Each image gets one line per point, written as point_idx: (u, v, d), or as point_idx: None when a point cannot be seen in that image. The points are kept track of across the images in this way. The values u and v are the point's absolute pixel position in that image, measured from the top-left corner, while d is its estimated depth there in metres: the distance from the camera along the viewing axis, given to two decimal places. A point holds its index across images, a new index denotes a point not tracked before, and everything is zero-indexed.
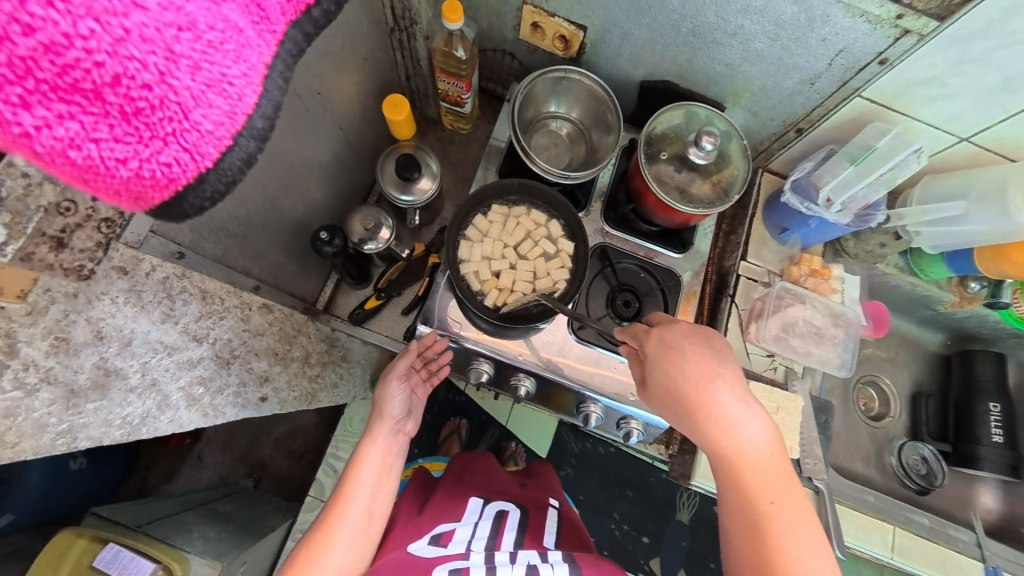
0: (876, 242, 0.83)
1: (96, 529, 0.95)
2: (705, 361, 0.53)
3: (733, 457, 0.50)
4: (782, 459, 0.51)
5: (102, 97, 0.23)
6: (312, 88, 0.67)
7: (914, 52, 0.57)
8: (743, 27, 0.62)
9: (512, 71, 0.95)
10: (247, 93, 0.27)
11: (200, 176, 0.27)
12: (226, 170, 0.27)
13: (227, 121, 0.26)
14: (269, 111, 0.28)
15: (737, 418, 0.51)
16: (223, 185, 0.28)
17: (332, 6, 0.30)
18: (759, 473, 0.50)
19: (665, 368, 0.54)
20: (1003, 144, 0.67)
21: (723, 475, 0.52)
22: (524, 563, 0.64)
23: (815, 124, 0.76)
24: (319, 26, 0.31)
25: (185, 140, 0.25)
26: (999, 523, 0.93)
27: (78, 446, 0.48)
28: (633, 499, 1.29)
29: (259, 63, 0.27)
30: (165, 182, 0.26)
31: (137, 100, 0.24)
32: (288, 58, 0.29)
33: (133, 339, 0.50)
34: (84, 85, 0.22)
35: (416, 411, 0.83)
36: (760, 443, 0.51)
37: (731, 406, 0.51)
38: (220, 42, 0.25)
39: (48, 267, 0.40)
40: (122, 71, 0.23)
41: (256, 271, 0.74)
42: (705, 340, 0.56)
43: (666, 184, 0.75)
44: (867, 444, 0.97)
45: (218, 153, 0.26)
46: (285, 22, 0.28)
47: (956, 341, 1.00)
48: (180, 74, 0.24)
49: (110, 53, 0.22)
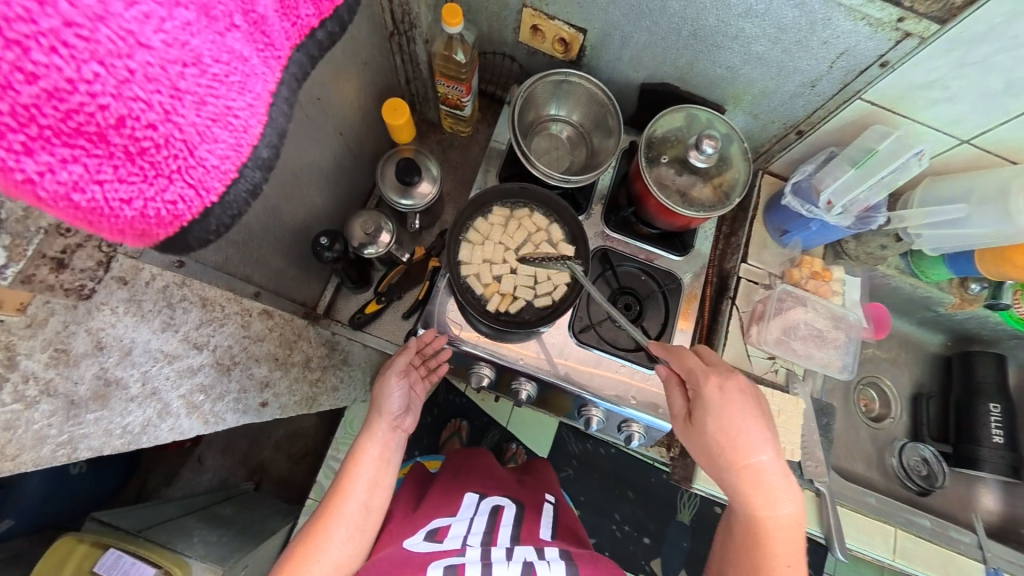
0: (877, 244, 0.82)
1: (97, 535, 0.94)
2: (760, 426, 0.59)
3: (761, 509, 0.57)
4: (802, 530, 0.58)
5: (106, 139, 0.23)
6: (312, 94, 0.67)
7: (915, 55, 0.57)
8: (744, 31, 0.62)
9: (511, 74, 0.95)
10: (252, 124, 0.27)
11: (204, 210, 0.27)
12: (231, 203, 0.28)
13: (232, 154, 0.27)
14: (274, 139, 0.29)
15: (778, 492, 0.57)
16: (226, 219, 0.29)
17: (335, 28, 0.32)
18: (781, 540, 0.57)
19: (719, 417, 0.60)
20: (1004, 147, 0.67)
21: (746, 518, 0.59)
22: (520, 560, 0.62)
23: (815, 127, 0.76)
24: (323, 48, 0.32)
25: (191, 176, 0.26)
26: (999, 524, 0.93)
27: (78, 457, 0.48)
28: (634, 500, 1.29)
29: (264, 92, 0.28)
30: (170, 219, 0.26)
31: (142, 140, 0.24)
32: (292, 81, 0.30)
33: (134, 348, 0.49)
34: (88, 128, 0.22)
35: (416, 407, 0.79)
36: (788, 506, 0.57)
37: (775, 480, 0.57)
38: (224, 74, 0.25)
39: (49, 287, 0.40)
40: (127, 113, 0.23)
41: (257, 277, 0.74)
42: (761, 403, 0.61)
43: (667, 187, 0.75)
44: (868, 445, 0.97)
45: (223, 186, 0.27)
46: (289, 47, 0.29)
47: (956, 342, 1.00)
48: (185, 111, 0.25)
49: (115, 96, 0.22)
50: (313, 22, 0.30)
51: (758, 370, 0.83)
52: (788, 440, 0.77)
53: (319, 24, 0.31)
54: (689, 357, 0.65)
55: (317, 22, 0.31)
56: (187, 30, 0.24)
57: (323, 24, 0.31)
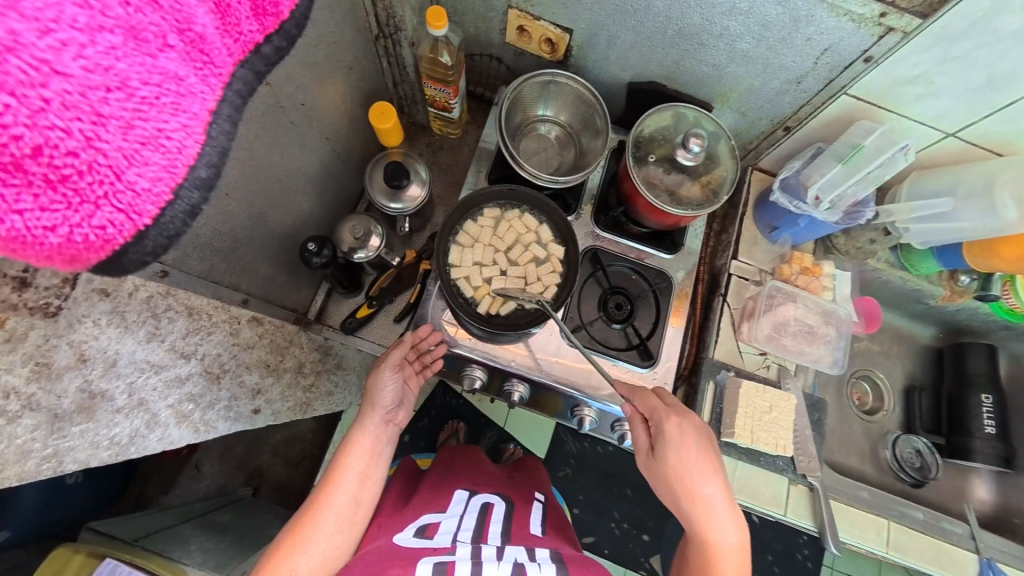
0: (868, 238, 0.83)
1: (93, 545, 0.93)
2: (710, 459, 0.63)
3: (711, 536, 0.61)
4: (746, 554, 0.62)
5: (23, 168, 0.23)
6: (296, 100, 0.67)
7: (898, 50, 0.57)
8: (728, 29, 0.62)
9: (499, 75, 0.94)
10: (188, 144, 0.26)
11: (138, 234, 0.26)
12: (168, 225, 0.26)
13: (165, 176, 0.25)
14: (215, 158, 0.28)
15: (722, 520, 0.62)
16: (164, 240, 0.27)
17: (284, 43, 0.32)
18: (728, 566, 0.61)
19: (677, 451, 0.63)
20: (989, 139, 0.68)
21: (698, 546, 0.63)
22: (511, 559, 0.61)
23: (802, 123, 0.76)
24: (272, 63, 0.32)
25: (120, 201, 0.25)
26: (992, 514, 0.93)
27: (64, 471, 0.47)
28: (632, 498, 1.29)
29: (202, 111, 0.27)
30: (100, 243, 0.25)
31: (63, 167, 0.23)
32: (237, 98, 0.29)
33: (119, 360, 0.49)
34: (3, 159, 0.22)
35: (409, 402, 0.79)
36: (733, 534, 0.61)
37: (721, 509, 0.62)
38: (155, 97, 0.25)
39: (14, 307, 0.40)
40: (44, 142, 0.22)
41: (245, 284, 0.74)
42: (710, 437, 0.65)
43: (655, 186, 0.75)
44: (862, 439, 0.98)
45: (157, 210, 0.26)
46: (232, 63, 0.29)
47: (948, 334, 1.01)
48: (109, 136, 0.24)
49: (28, 125, 0.22)
50: (257, 37, 0.30)
51: (750, 367, 0.83)
52: (781, 437, 0.77)
53: (264, 39, 0.30)
54: (650, 395, 0.68)
55: (262, 37, 0.30)
56: (112, 53, 0.23)
57: (269, 39, 0.30)
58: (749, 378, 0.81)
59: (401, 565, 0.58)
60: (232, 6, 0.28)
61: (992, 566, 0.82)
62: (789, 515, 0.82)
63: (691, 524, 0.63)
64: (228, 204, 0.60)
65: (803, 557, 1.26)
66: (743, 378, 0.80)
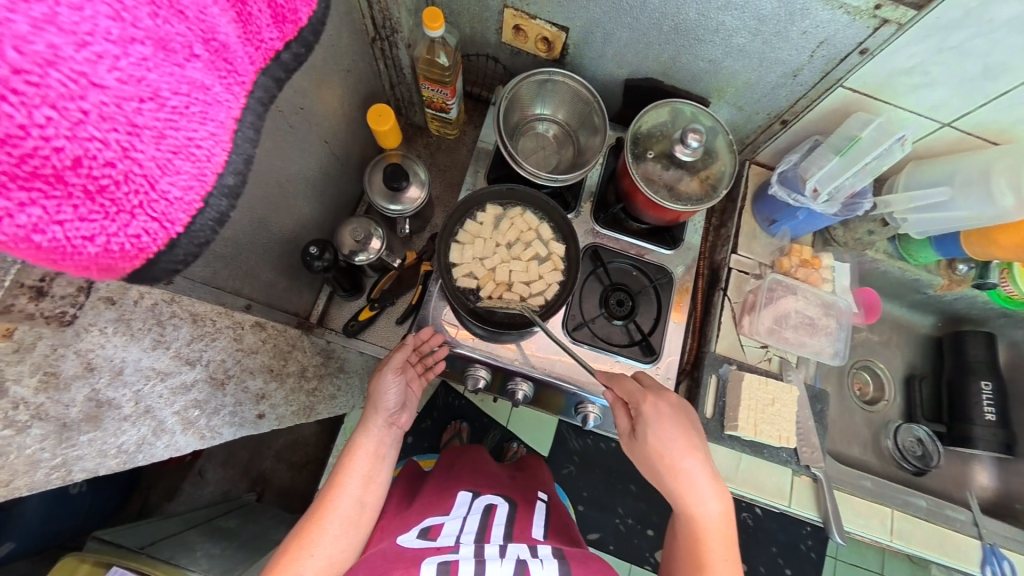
0: (865, 230, 0.84)
1: (99, 553, 0.93)
2: (687, 433, 0.64)
3: (694, 508, 0.62)
4: (731, 526, 0.62)
5: (64, 180, 0.23)
6: (294, 104, 0.67)
7: (894, 41, 0.58)
8: (724, 24, 0.62)
9: (496, 75, 0.94)
10: (216, 152, 0.27)
11: (170, 242, 0.27)
12: (197, 233, 0.28)
13: (196, 184, 0.26)
14: (240, 166, 0.28)
15: (704, 493, 0.62)
16: (194, 248, 0.28)
17: (301, 50, 0.31)
18: (714, 538, 0.61)
19: (654, 430, 0.64)
20: (984, 128, 0.68)
21: (683, 520, 0.63)
22: (513, 557, 0.61)
23: (799, 115, 0.76)
24: (290, 70, 0.31)
25: (153, 210, 0.25)
26: (994, 500, 0.94)
27: (73, 479, 0.48)
28: (636, 493, 1.30)
29: (228, 119, 0.27)
30: (135, 252, 0.26)
31: (101, 178, 0.23)
32: (258, 106, 0.29)
33: (125, 368, 0.49)
34: (44, 171, 0.22)
35: (411, 404, 0.80)
36: (715, 502, 0.62)
37: (702, 483, 0.62)
38: (185, 106, 0.25)
39: (29, 317, 0.38)
40: (83, 153, 0.22)
41: (248, 290, 0.74)
42: (689, 415, 0.66)
43: (655, 182, 0.75)
44: (864, 429, 0.98)
45: (188, 218, 0.27)
46: (253, 70, 0.28)
47: (947, 323, 1.02)
48: (144, 146, 0.24)
49: (69, 137, 0.22)
50: (278, 44, 0.30)
51: (752, 360, 0.83)
52: (783, 429, 0.77)
53: (284, 46, 0.30)
54: (625, 379, 0.70)
55: (281, 44, 0.30)
56: (143, 64, 0.23)
57: (288, 46, 0.30)
58: (751, 371, 0.81)
59: (405, 566, 0.58)
60: (253, 14, 0.28)
61: (995, 551, 0.83)
62: (794, 506, 0.82)
63: (675, 500, 0.63)
64: None
65: (807, 548, 1.27)
66: (745, 372, 0.80)
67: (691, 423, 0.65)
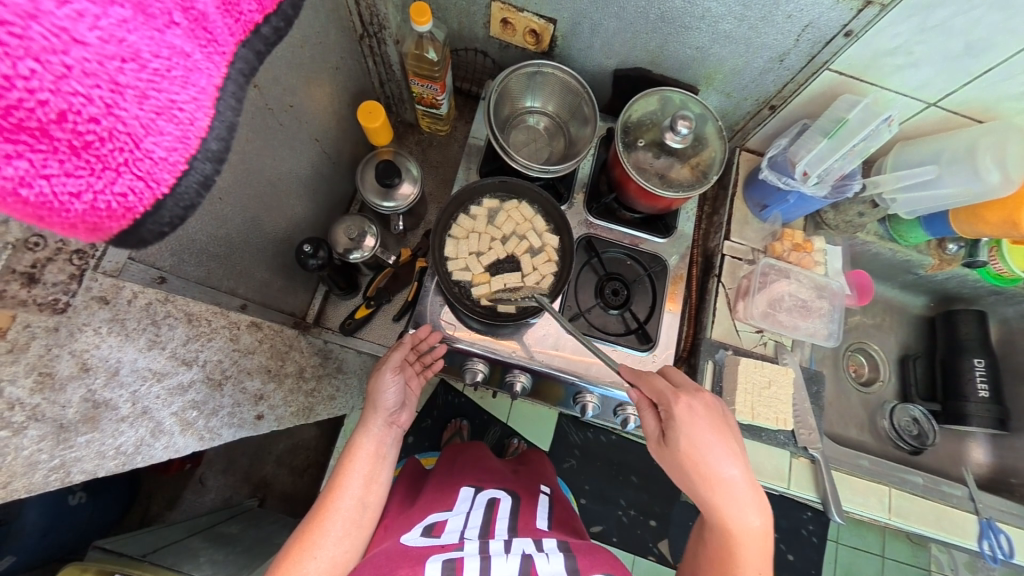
0: (856, 211, 0.83)
1: (101, 562, 0.92)
2: (725, 440, 0.58)
3: (731, 520, 0.57)
4: (768, 539, 0.58)
5: (49, 134, 0.22)
6: (284, 101, 0.66)
7: (878, 22, 0.58)
8: (710, 10, 0.62)
9: (485, 69, 0.94)
10: (199, 117, 0.26)
11: (157, 204, 0.25)
12: (183, 196, 0.26)
13: (180, 146, 0.25)
14: (224, 132, 0.27)
15: (742, 504, 0.57)
16: (181, 211, 0.27)
17: (282, 24, 0.30)
18: (750, 550, 0.57)
19: (689, 438, 0.58)
20: (969, 107, 0.70)
21: (718, 531, 0.58)
22: (519, 552, 0.61)
23: (787, 100, 0.77)
24: (271, 45, 0.30)
25: (139, 169, 0.24)
26: (989, 475, 0.95)
27: (74, 481, 0.48)
28: (638, 484, 1.31)
29: (210, 86, 0.26)
30: (122, 212, 0.25)
31: (85, 133, 0.23)
32: (240, 78, 0.28)
33: (121, 368, 0.49)
34: (29, 124, 0.22)
35: (410, 403, 0.79)
36: (757, 517, 0.57)
37: (741, 493, 0.57)
38: (166, 70, 0.24)
39: (21, 304, 0.39)
40: (67, 107, 0.22)
41: (242, 290, 0.74)
42: (726, 418, 0.60)
43: (646, 171, 0.75)
44: (860, 410, 1.00)
45: (174, 178, 0.25)
46: (234, 42, 0.27)
47: (939, 303, 1.03)
48: (127, 105, 0.24)
49: (52, 91, 0.22)
50: (257, 17, 0.28)
51: (747, 345, 0.84)
52: (780, 411, 0.77)
53: (263, 19, 0.29)
54: (657, 377, 0.64)
55: (261, 17, 0.29)
56: (123, 26, 0.23)
57: (268, 19, 0.29)
58: (748, 355, 0.82)
59: (410, 564, 0.58)
60: None
61: (992, 525, 0.84)
62: (793, 487, 0.83)
63: (710, 511, 0.58)
64: (222, 209, 0.60)
65: (809, 532, 1.28)
66: (741, 355, 0.81)
67: (727, 427, 0.60)
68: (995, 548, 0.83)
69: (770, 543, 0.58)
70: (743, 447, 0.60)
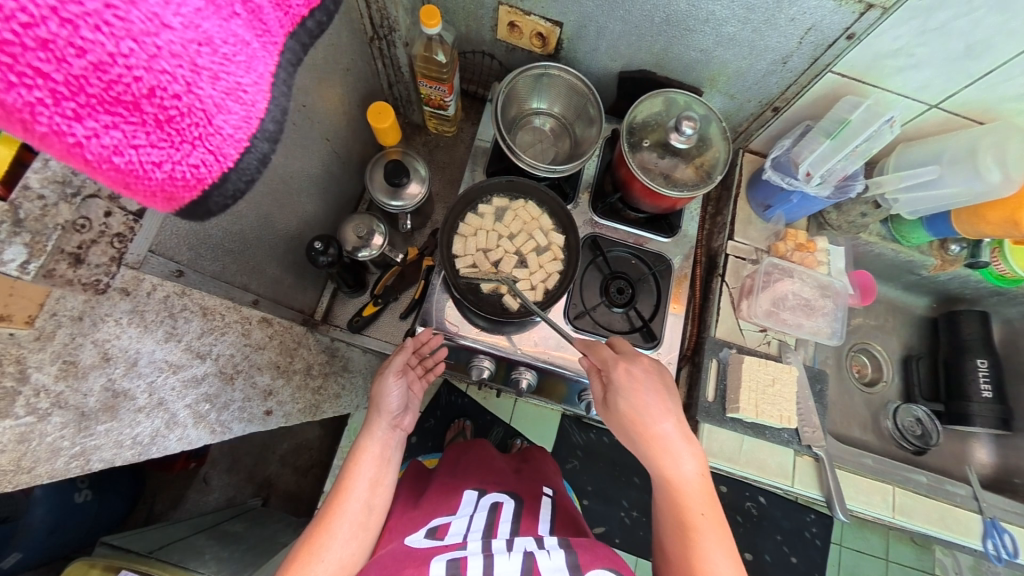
0: (858, 212, 0.83)
1: (108, 558, 0.93)
2: (659, 394, 0.61)
3: (669, 469, 0.58)
4: (709, 487, 0.59)
5: (140, 107, 0.24)
6: (296, 102, 0.68)
7: (879, 25, 0.59)
8: (714, 13, 0.64)
9: (492, 72, 0.96)
10: (258, 100, 0.28)
11: (223, 176, 0.28)
12: (245, 170, 0.28)
13: (244, 125, 0.27)
14: (279, 115, 0.29)
15: (676, 451, 0.59)
16: (243, 184, 0.29)
17: (324, 18, 0.32)
18: (692, 498, 0.58)
19: (622, 394, 0.62)
20: (969, 108, 0.71)
21: (660, 484, 0.60)
22: (521, 550, 0.62)
23: (790, 102, 0.78)
24: (314, 37, 0.32)
25: (211, 143, 0.26)
26: (994, 475, 0.95)
27: (92, 469, 0.49)
28: (641, 485, 1.31)
29: (267, 73, 0.28)
30: (195, 182, 0.27)
31: (169, 108, 0.25)
32: (289, 67, 0.30)
33: (139, 360, 0.50)
34: (125, 97, 0.24)
35: (414, 406, 0.81)
36: (691, 463, 0.59)
37: (674, 442, 0.59)
38: (232, 55, 0.26)
39: (68, 283, 0.41)
40: (157, 84, 0.24)
41: (255, 285, 0.75)
42: (663, 376, 0.63)
43: (650, 171, 0.76)
44: (863, 410, 1.00)
45: (238, 154, 0.27)
46: (284, 34, 0.29)
47: (941, 304, 1.04)
48: (203, 85, 0.25)
49: (146, 69, 0.23)
50: (302, 11, 0.30)
51: (751, 343, 0.85)
52: (784, 409, 0.78)
53: (308, 14, 0.30)
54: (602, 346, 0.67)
55: (306, 12, 0.30)
56: (199, 14, 0.25)
57: (312, 14, 0.30)
58: (751, 354, 0.83)
59: (415, 565, 0.59)
60: None
61: (996, 525, 0.84)
62: (797, 485, 0.82)
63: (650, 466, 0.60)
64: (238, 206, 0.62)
65: (813, 534, 1.28)
66: (745, 354, 0.81)
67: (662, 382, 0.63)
68: (999, 548, 0.83)
69: (713, 490, 0.59)
70: (680, 400, 0.62)
